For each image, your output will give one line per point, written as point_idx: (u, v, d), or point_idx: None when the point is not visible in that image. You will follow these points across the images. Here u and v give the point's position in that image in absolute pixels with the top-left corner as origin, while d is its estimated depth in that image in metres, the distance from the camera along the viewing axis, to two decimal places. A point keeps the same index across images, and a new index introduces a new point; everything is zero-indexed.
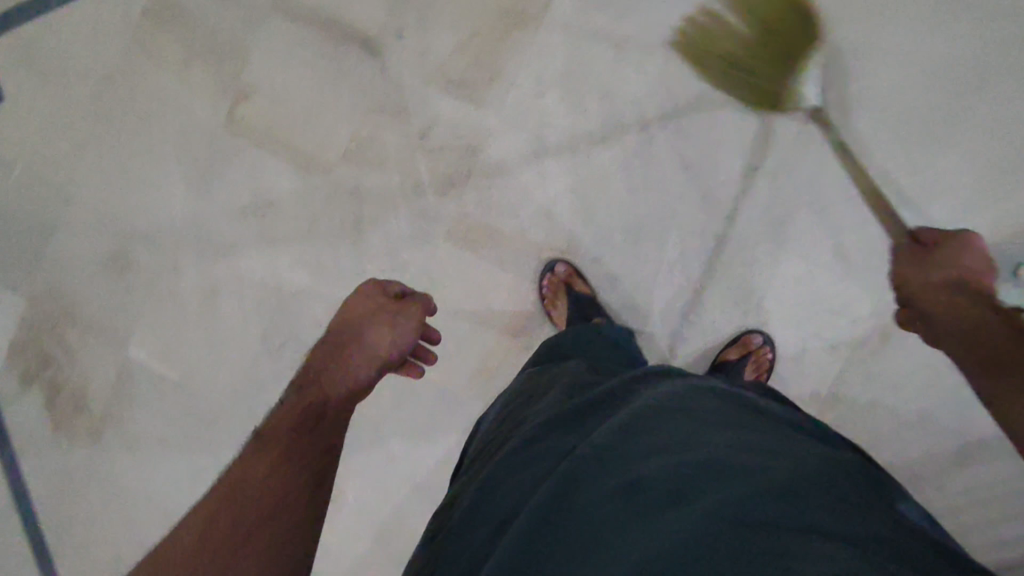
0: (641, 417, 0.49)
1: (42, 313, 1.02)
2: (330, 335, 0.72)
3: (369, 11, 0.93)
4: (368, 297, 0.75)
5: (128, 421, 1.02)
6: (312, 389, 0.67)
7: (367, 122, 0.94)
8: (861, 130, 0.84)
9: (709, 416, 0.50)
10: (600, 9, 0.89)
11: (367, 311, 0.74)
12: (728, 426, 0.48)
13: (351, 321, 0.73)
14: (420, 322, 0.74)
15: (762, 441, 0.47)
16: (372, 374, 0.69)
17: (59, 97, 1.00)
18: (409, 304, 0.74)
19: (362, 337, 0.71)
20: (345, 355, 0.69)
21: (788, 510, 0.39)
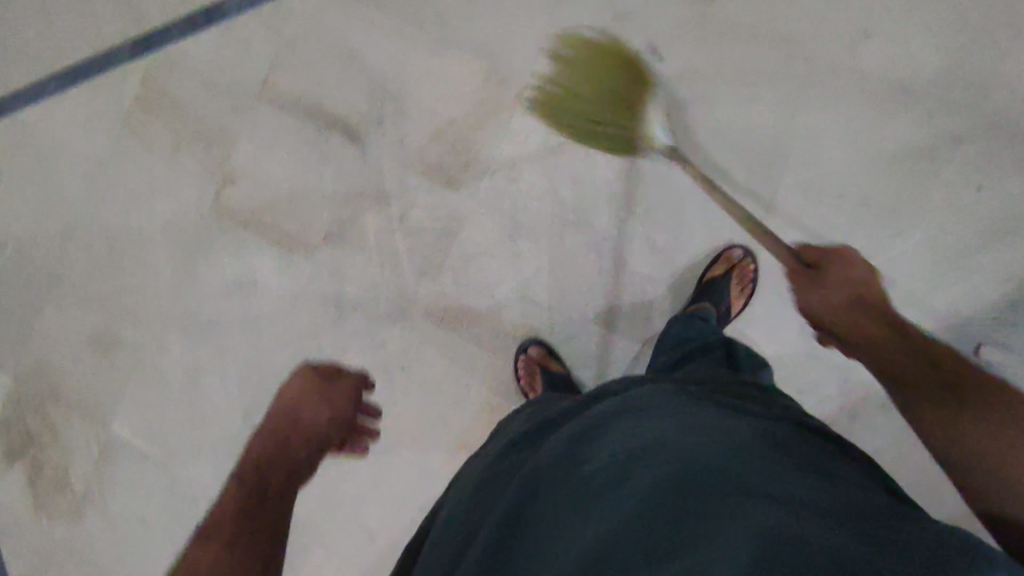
0: (592, 431, 0.56)
1: (28, 390, 1.04)
2: (268, 417, 0.80)
3: (350, 100, 0.97)
4: (303, 380, 0.84)
5: (110, 498, 1.03)
6: (255, 470, 0.71)
7: (349, 205, 0.97)
8: (820, 214, 0.88)
9: (645, 413, 0.56)
10: (570, 98, 0.93)
11: (297, 389, 0.83)
12: (668, 414, 0.55)
13: (286, 400, 0.81)
14: (353, 395, 0.84)
15: (699, 420, 0.53)
16: (313, 450, 0.78)
17: (52, 181, 1.04)
18: (338, 378, 0.85)
19: (300, 415, 0.79)
20: (287, 439, 0.76)
21: (717, 475, 0.47)
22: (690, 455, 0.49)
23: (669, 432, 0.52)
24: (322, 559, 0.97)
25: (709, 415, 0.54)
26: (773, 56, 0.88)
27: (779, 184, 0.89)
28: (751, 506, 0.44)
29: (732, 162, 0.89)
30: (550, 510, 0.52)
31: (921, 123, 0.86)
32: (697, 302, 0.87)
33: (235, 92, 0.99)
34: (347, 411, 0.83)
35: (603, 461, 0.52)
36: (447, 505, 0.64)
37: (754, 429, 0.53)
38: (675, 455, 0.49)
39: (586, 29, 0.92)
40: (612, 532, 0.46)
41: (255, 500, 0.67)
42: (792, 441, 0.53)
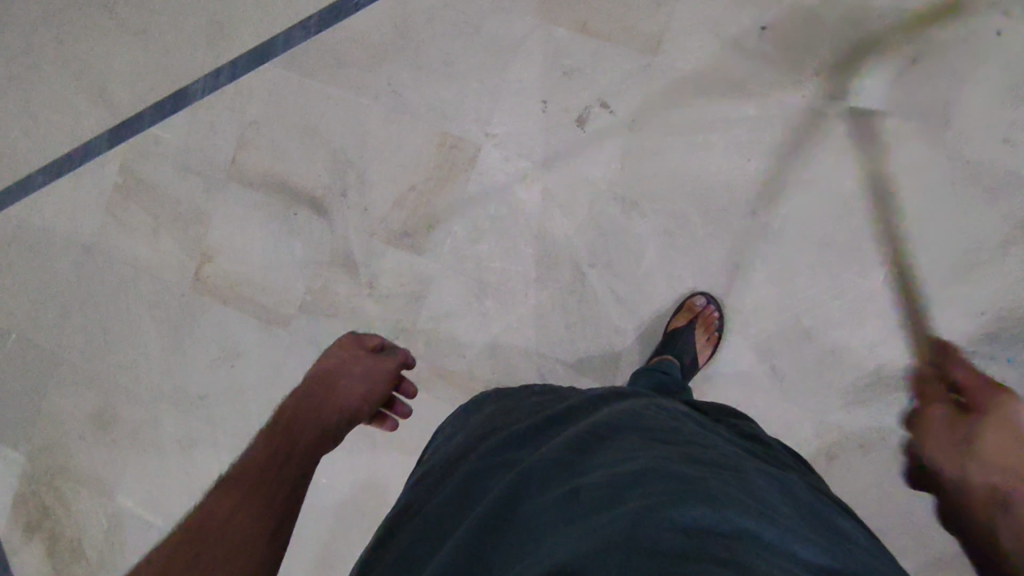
0: (582, 452, 0.51)
1: (41, 467, 1.10)
2: (306, 383, 0.81)
3: (314, 173, 1.00)
4: (345, 351, 0.86)
5: (120, 566, 1.07)
6: (284, 431, 0.71)
7: (319, 275, 1.00)
8: (782, 256, 0.87)
9: (641, 438, 0.52)
10: (524, 157, 0.93)
11: (342, 360, 0.85)
12: (669, 448, 0.50)
13: (327, 369, 0.83)
14: (393, 374, 0.85)
15: (702, 460, 0.48)
16: (344, 422, 0.77)
17: (46, 269, 1.09)
18: (384, 357, 0.86)
19: (339, 384, 0.80)
20: (320, 405, 0.76)
21: (721, 512, 0.41)
22: (692, 487, 0.43)
23: (669, 464, 0.46)
24: None
25: (713, 457, 0.49)
26: (720, 102, 0.88)
27: (737, 228, 0.88)
28: (760, 551, 0.38)
29: (689, 210, 0.89)
30: (525, 519, 0.45)
31: (874, 160, 0.85)
32: (660, 355, 0.86)
33: (207, 173, 1.03)
34: (385, 384, 0.83)
35: (595, 479, 0.46)
36: (406, 512, 0.58)
37: (758, 482, 0.48)
38: (671, 485, 0.43)
39: (534, 88, 0.93)
40: (595, 542, 0.39)
41: (286, 458, 0.65)
42: (800, 510, 0.48)
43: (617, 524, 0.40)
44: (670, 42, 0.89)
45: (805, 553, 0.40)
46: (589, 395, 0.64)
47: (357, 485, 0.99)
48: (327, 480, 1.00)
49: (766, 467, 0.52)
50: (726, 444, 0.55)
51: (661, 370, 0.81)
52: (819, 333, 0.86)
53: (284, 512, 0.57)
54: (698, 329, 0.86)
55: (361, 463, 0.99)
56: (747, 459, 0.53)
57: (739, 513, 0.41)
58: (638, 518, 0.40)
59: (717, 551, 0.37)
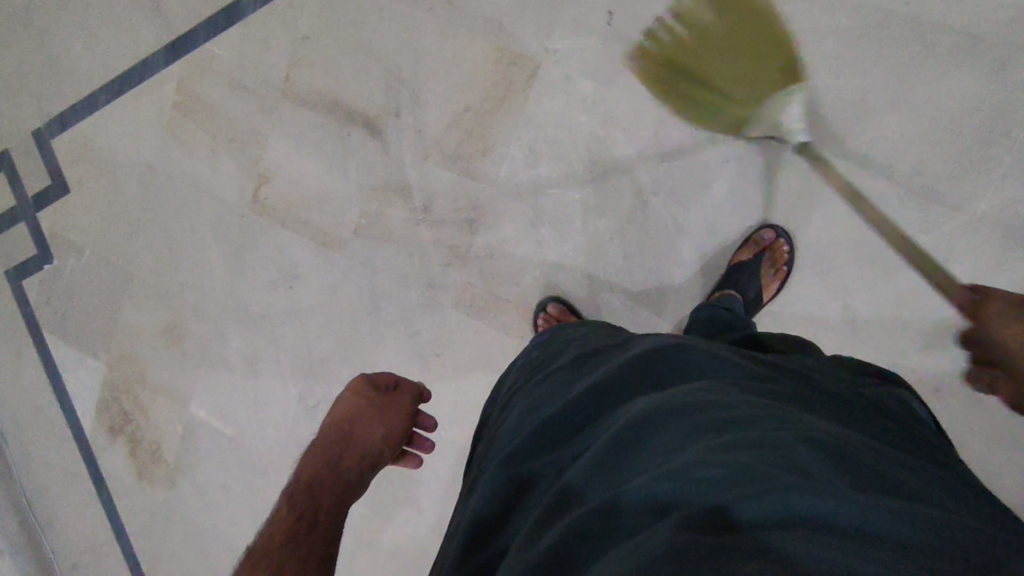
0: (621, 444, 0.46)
1: (120, 376, 1.17)
2: (324, 436, 0.83)
3: (368, 93, 0.97)
4: (357, 396, 0.87)
5: (195, 468, 1.15)
6: (303, 497, 0.75)
7: (375, 198, 0.99)
8: (867, 186, 0.80)
9: (683, 413, 0.47)
10: (586, 74, 0.87)
11: (356, 405, 0.85)
12: (714, 426, 0.44)
13: (343, 418, 0.84)
14: (408, 412, 0.87)
15: (752, 434, 0.43)
16: (366, 474, 0.81)
17: (114, 188, 1.12)
18: (398, 395, 0.88)
19: (355, 437, 0.82)
20: (333, 468, 0.79)
21: (780, 502, 0.36)
22: (746, 478, 0.38)
23: (715, 452, 0.41)
24: (377, 532, 1.04)
25: (764, 428, 0.44)
26: (808, 11, 0.79)
27: (818, 155, 0.81)
28: (829, 544, 0.33)
29: (765, 134, 0.82)
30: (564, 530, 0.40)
31: (984, 78, 0.76)
32: (722, 289, 0.83)
33: (261, 92, 1.02)
34: (402, 426, 0.86)
35: (637, 484, 0.41)
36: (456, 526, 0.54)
37: (821, 446, 0.42)
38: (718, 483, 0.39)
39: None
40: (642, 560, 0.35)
41: (304, 531, 0.69)
42: (875, 466, 0.42)
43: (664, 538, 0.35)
44: None
45: (884, 524, 0.35)
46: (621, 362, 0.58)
47: None
48: None
49: (829, 425, 0.47)
50: (779, 400, 0.50)
51: (723, 307, 0.78)
52: (901, 271, 0.80)
53: None
54: (765, 263, 0.82)
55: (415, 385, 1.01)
56: (809, 419, 0.47)
57: (801, 497, 0.36)
58: (688, 532, 0.36)
59: (774, 551, 0.32)
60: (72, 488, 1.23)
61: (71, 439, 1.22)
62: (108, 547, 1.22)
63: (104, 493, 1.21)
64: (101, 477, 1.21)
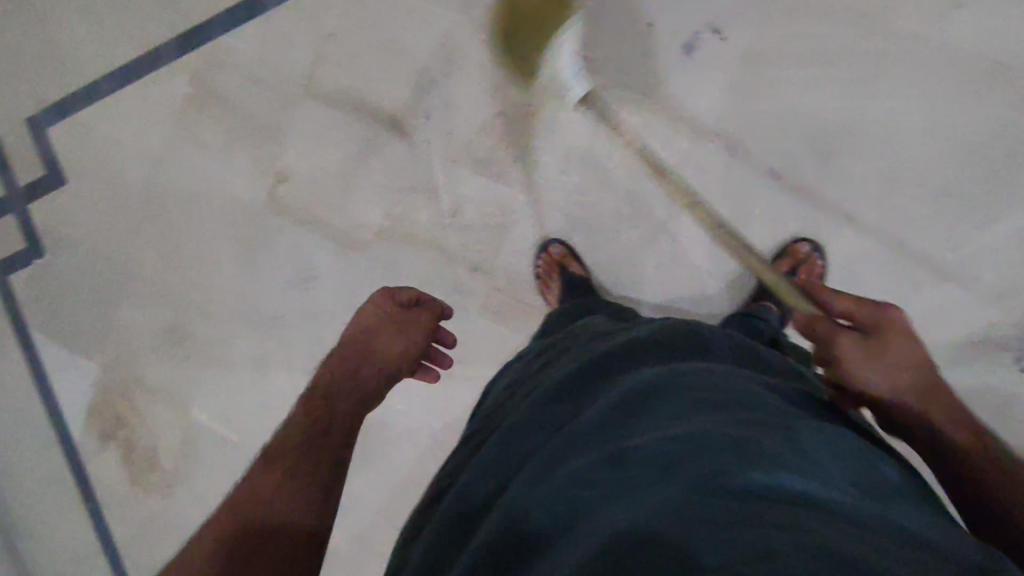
0: (629, 407, 0.47)
1: (114, 378, 1.12)
2: (342, 347, 0.82)
3: (396, 94, 0.95)
4: (379, 310, 0.84)
5: (195, 476, 1.11)
6: (320, 404, 0.75)
7: (399, 200, 0.97)
8: (897, 204, 0.82)
9: (682, 390, 0.48)
10: (622, 84, 0.88)
11: (376, 320, 0.84)
12: (724, 408, 0.45)
13: (361, 331, 0.83)
14: (428, 330, 0.85)
15: (757, 415, 0.44)
16: (383, 384, 0.81)
17: (115, 180, 1.07)
18: (420, 312, 0.85)
19: (374, 350, 0.81)
20: (356, 374, 0.79)
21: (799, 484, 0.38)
22: (763, 453, 0.39)
23: (727, 426, 0.42)
24: (392, 543, 1.02)
25: (762, 411, 0.45)
26: (844, 32, 0.81)
27: (851, 173, 0.83)
28: (847, 534, 0.34)
29: (799, 149, 0.84)
30: (575, 481, 0.41)
31: (1009, 104, 0.79)
32: (760, 301, 0.85)
33: (281, 87, 0.99)
34: (422, 343, 0.84)
35: (650, 440, 0.42)
36: (443, 486, 0.54)
37: (827, 441, 0.43)
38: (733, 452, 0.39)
39: (639, 8, 0.86)
40: (660, 519, 0.36)
41: (317, 438, 0.71)
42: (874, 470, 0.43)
43: (682, 502, 0.37)
44: None
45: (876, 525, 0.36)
46: (628, 338, 0.59)
47: (433, 412, 1.00)
48: (401, 406, 1.01)
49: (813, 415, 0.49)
50: (767, 389, 0.52)
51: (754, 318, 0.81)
52: (927, 286, 0.83)
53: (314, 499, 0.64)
54: (801, 276, 0.83)
55: (436, 392, 0.99)
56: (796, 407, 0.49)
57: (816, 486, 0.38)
58: (694, 502, 0.36)
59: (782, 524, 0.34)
60: (56, 496, 1.17)
61: (56, 445, 1.16)
62: (94, 559, 1.16)
63: (92, 501, 1.15)
64: (89, 485, 1.15)
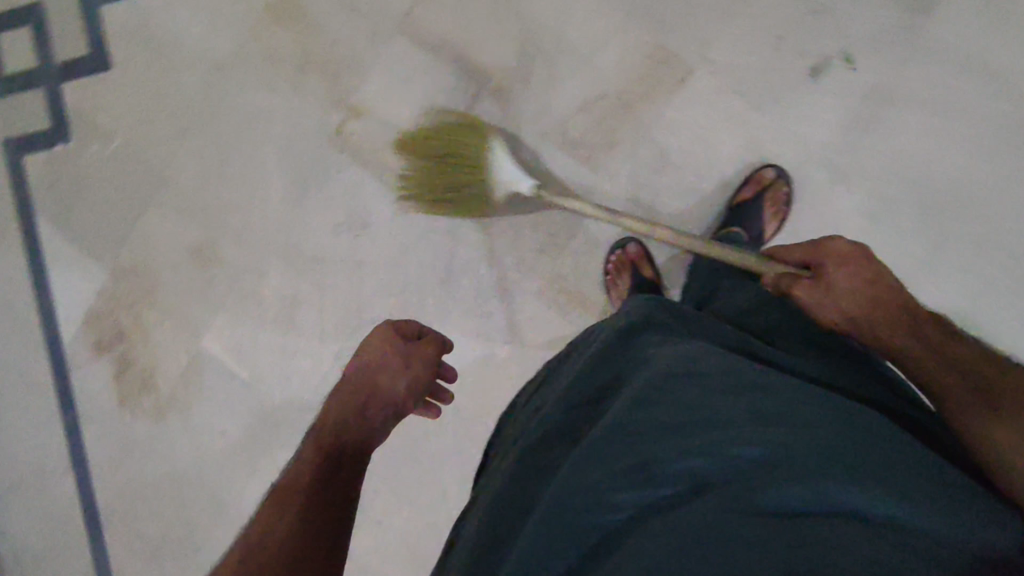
0: (644, 404, 0.48)
1: (122, 288, 1.03)
2: (344, 385, 0.73)
3: (498, 51, 0.90)
4: (385, 342, 0.75)
5: (192, 407, 1.03)
6: (329, 441, 0.68)
7: (476, 163, 0.92)
8: (984, 271, 0.82)
9: (730, 418, 0.45)
10: (737, 94, 0.85)
11: (377, 356, 0.73)
12: (741, 396, 0.47)
13: (363, 370, 0.73)
14: (434, 367, 0.75)
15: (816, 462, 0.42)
16: (389, 423, 0.72)
17: (168, 78, 0.99)
18: (424, 348, 0.75)
19: (378, 389, 0.71)
20: (364, 410, 0.70)
21: (809, 491, 0.40)
22: (776, 465, 0.42)
23: (743, 431, 0.44)
24: (394, 511, 0.97)
25: (822, 445, 0.43)
26: (971, 90, 0.81)
27: (947, 231, 0.82)
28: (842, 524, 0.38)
29: (899, 196, 0.83)
30: (601, 503, 0.43)
31: None
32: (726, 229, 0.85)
33: (375, 19, 0.93)
34: (427, 381, 0.74)
35: (668, 451, 0.44)
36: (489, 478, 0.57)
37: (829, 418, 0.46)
38: (745, 472, 0.42)
39: (773, 21, 0.84)
40: (687, 538, 0.39)
41: (335, 459, 0.66)
42: (888, 447, 0.45)
43: (703, 517, 0.40)
44: (943, 11, 0.80)
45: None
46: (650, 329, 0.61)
47: (466, 389, 0.95)
48: None
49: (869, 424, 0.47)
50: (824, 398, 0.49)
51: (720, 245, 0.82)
52: None
53: (322, 550, 0.59)
54: (763, 204, 0.84)
55: (472, 369, 0.95)
56: (853, 423, 0.46)
57: (827, 486, 0.41)
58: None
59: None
60: (31, 400, 1.07)
61: (43, 346, 1.06)
62: (61, 475, 1.07)
63: (71, 413, 1.06)
64: (71, 395, 1.06)
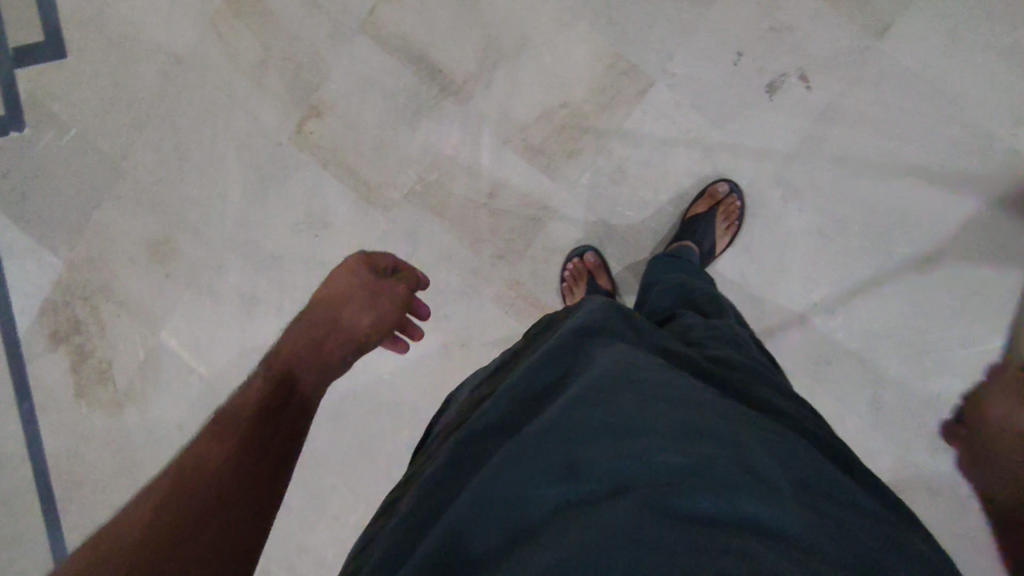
0: (580, 404, 0.44)
1: (78, 280, 1.02)
2: (306, 312, 0.66)
3: (461, 56, 0.89)
4: (352, 278, 0.69)
5: (149, 400, 1.03)
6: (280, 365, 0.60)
7: (436, 167, 0.92)
8: (928, 292, 0.84)
9: (659, 427, 0.42)
10: (696, 108, 0.86)
11: (343, 286, 0.68)
12: (674, 405, 0.44)
13: (326, 296, 0.68)
14: (403, 301, 0.69)
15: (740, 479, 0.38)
16: (353, 355, 0.65)
17: (125, 67, 0.97)
18: (395, 280, 0.71)
19: (340, 315, 0.65)
20: (325, 337, 0.63)
21: (729, 504, 0.36)
22: (699, 474, 0.38)
23: (671, 442, 0.41)
24: (348, 508, 0.98)
25: (749, 464, 0.40)
26: (921, 113, 0.82)
27: (893, 250, 0.84)
28: (762, 543, 0.34)
29: (849, 214, 0.85)
30: (519, 500, 0.39)
31: None
32: (679, 240, 0.86)
33: (337, 17, 0.92)
34: (392, 315, 0.68)
35: (597, 454, 0.40)
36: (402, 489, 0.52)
37: (758, 437, 0.43)
38: (665, 478, 0.38)
39: (733, 36, 0.84)
40: (604, 539, 0.34)
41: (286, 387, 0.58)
42: (816, 473, 0.42)
43: (619, 521, 0.35)
44: (897, 32, 0.82)
45: None
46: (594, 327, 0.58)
47: (423, 390, 0.96)
48: (390, 377, 0.97)
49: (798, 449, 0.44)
50: (755, 417, 0.47)
51: (672, 255, 0.82)
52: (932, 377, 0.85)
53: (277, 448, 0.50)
54: (717, 217, 0.85)
55: (429, 372, 0.95)
56: (782, 447, 0.43)
57: (747, 501, 0.37)
58: None
59: None
60: None
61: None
62: (17, 465, 1.06)
63: (27, 403, 1.06)
64: (26, 385, 1.05)
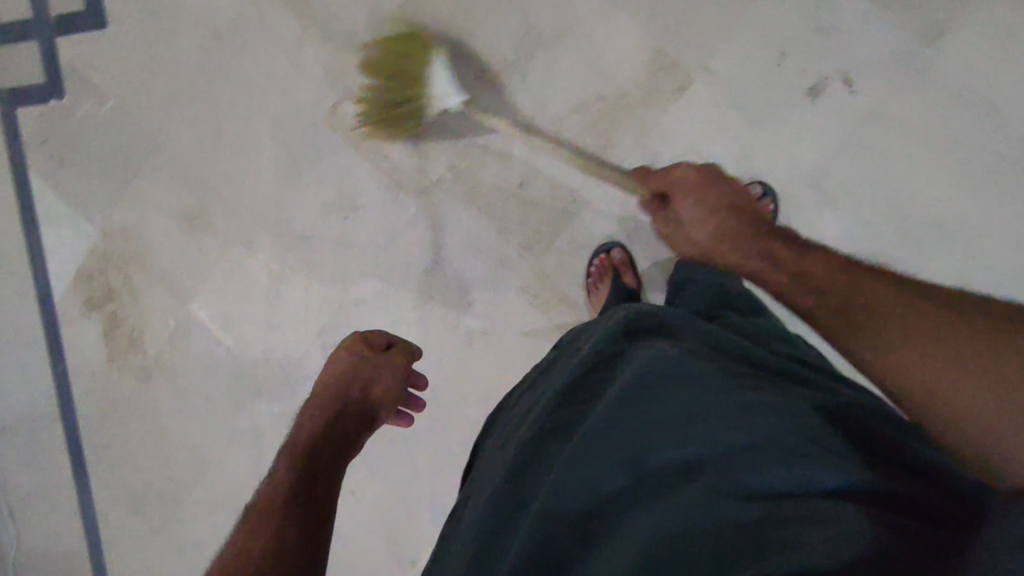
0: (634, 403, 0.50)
1: (113, 249, 1.04)
2: (313, 401, 0.72)
3: (498, 44, 0.89)
4: (351, 354, 0.75)
5: (178, 369, 1.05)
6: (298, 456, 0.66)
7: (468, 154, 0.92)
8: None
9: (709, 405, 0.48)
10: (734, 107, 0.85)
11: (344, 371, 0.73)
12: (721, 387, 0.50)
13: (331, 381, 0.73)
14: (401, 375, 0.75)
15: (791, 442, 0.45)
16: (363, 433, 0.71)
17: (165, 40, 0.98)
18: (391, 355, 0.75)
19: (346, 402, 0.71)
20: (335, 422, 0.69)
21: (785, 467, 0.43)
22: (758, 450, 0.45)
23: (724, 419, 0.47)
24: (367, 484, 1.01)
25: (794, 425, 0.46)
26: (968, 123, 0.80)
27: (928, 261, 0.83)
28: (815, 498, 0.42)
29: (885, 222, 0.83)
30: (596, 494, 0.47)
31: None
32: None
33: None
34: (394, 390, 0.74)
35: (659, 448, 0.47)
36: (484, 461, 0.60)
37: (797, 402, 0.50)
38: (722, 451, 0.45)
39: (777, 36, 0.82)
40: (682, 526, 0.42)
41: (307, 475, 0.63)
42: (853, 432, 0.48)
43: (690, 503, 0.43)
44: (949, 38, 0.79)
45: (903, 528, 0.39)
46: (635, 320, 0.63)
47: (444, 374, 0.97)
48: None
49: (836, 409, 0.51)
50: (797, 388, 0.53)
51: None
52: None
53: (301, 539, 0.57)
54: None
55: (451, 358, 0.97)
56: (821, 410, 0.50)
57: (804, 465, 0.43)
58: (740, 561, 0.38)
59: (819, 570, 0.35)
60: (21, 350, 1.10)
61: (34, 300, 1.08)
62: (50, 425, 1.10)
63: (60, 365, 1.09)
64: (59, 347, 1.08)
